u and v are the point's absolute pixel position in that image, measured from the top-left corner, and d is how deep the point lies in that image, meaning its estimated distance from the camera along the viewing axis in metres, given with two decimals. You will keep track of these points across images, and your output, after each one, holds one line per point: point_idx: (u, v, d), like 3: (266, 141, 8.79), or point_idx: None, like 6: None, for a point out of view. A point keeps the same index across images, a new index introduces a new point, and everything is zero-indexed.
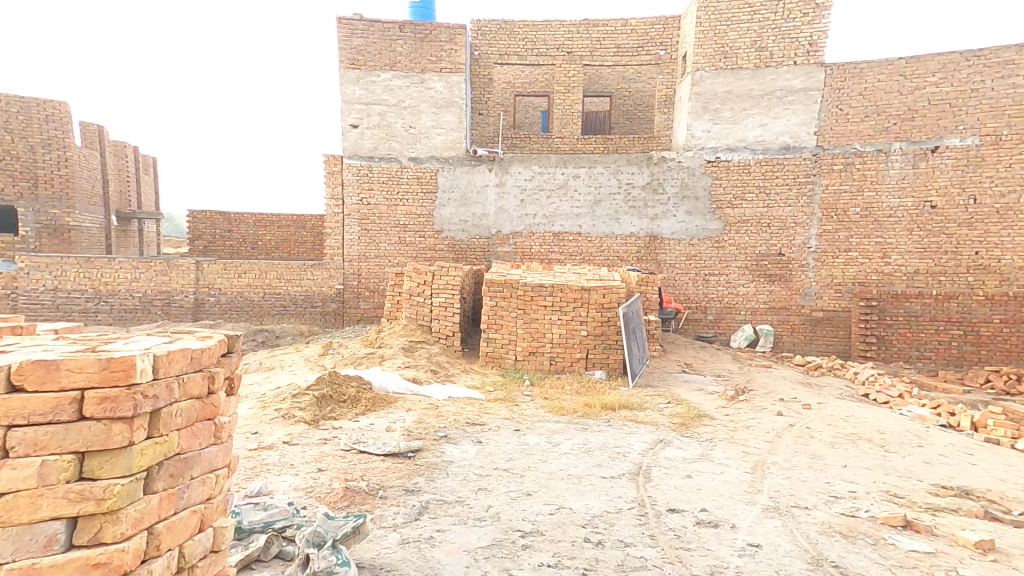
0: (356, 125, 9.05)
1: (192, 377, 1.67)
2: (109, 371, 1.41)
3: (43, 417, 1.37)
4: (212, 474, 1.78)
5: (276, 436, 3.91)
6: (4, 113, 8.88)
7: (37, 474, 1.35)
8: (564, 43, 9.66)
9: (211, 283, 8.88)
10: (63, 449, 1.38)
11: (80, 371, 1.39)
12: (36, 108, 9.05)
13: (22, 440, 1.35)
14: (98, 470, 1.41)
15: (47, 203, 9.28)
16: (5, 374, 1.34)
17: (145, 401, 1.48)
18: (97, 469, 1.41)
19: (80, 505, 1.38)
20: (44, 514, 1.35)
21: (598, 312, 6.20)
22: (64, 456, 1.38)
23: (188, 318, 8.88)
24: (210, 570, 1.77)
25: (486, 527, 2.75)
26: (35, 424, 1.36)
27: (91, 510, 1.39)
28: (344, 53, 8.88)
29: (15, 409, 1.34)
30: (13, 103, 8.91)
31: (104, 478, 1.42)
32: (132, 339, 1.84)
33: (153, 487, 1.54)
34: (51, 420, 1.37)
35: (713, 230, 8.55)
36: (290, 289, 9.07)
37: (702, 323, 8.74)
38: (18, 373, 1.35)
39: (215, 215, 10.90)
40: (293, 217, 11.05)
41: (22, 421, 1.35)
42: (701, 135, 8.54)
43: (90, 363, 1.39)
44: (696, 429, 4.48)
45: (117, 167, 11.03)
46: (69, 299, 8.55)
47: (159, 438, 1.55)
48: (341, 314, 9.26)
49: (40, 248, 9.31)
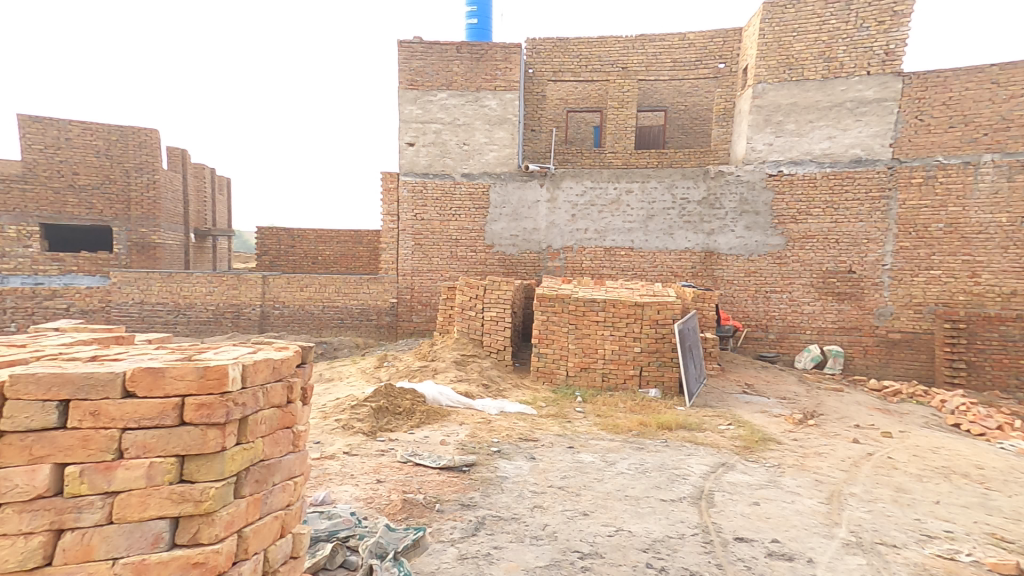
0: (413, 143, 9.34)
1: (275, 387, 1.76)
2: (206, 378, 1.50)
3: (148, 422, 1.46)
4: (292, 481, 1.86)
5: (336, 446, 4.03)
6: (105, 141, 9.71)
7: (145, 475, 1.45)
8: (620, 58, 9.64)
9: (276, 296, 9.30)
10: (167, 452, 1.47)
11: (181, 378, 1.48)
12: (132, 135, 9.84)
13: (134, 442, 1.45)
14: (195, 472, 1.50)
15: (137, 223, 10.03)
16: (120, 381, 1.45)
17: (236, 408, 1.57)
18: (194, 472, 1.50)
19: (181, 506, 1.47)
20: (152, 513, 1.46)
21: (653, 328, 6.08)
22: (168, 458, 1.47)
23: (254, 330, 9.32)
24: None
25: (543, 546, 2.72)
26: (145, 428, 1.46)
27: (190, 511, 1.48)
28: (403, 74, 9.22)
29: (126, 413, 1.45)
30: (112, 132, 9.73)
31: (201, 481, 1.50)
32: (222, 349, 1.97)
33: (241, 491, 1.62)
34: (157, 425, 1.47)
35: (775, 245, 8.25)
36: (347, 302, 9.39)
37: (763, 342, 8.41)
38: (131, 380, 1.46)
39: (280, 232, 11.43)
40: (350, 233, 11.48)
41: (131, 425, 1.45)
42: (762, 148, 8.31)
43: (189, 371, 1.48)
44: (762, 454, 4.30)
45: (196, 188, 11.81)
46: (153, 311, 9.19)
47: (248, 444, 1.64)
48: (395, 327, 9.49)
49: (130, 263, 10.06)
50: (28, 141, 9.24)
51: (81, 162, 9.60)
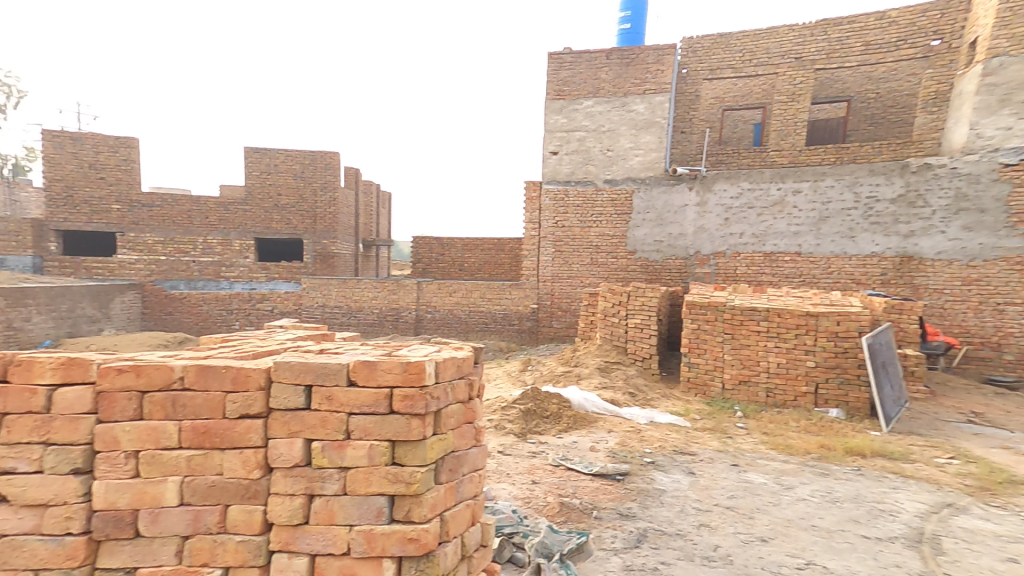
0: (556, 152, 9.46)
1: (460, 383, 1.81)
2: (409, 372, 1.61)
3: (367, 408, 1.63)
4: (478, 472, 1.92)
5: (490, 445, 4.12)
6: (300, 165, 11.19)
7: (368, 454, 1.63)
8: (794, 48, 8.77)
9: (429, 301, 9.93)
10: (382, 437, 1.62)
11: (391, 370, 1.62)
12: (320, 159, 11.23)
13: (358, 425, 1.63)
14: (405, 456, 1.63)
15: (319, 235, 11.39)
16: (345, 371, 1.64)
17: (433, 401, 1.66)
18: (405, 456, 1.63)
19: (395, 485, 1.62)
20: (374, 489, 1.63)
21: (831, 342, 5.36)
22: (383, 442, 1.63)
23: (411, 331, 10.05)
24: (479, 564, 1.91)
25: (719, 569, 2.48)
26: (364, 414, 1.64)
27: (403, 490, 1.62)
28: (551, 86, 9.41)
29: (352, 400, 1.64)
30: (306, 157, 11.16)
31: (410, 464, 1.63)
32: (415, 347, 2.10)
33: (440, 479, 1.72)
34: (373, 411, 1.63)
35: (1010, 249, 6.75)
36: (492, 308, 9.72)
37: (991, 364, 7.00)
38: (353, 371, 1.64)
39: (432, 241, 12.21)
40: (494, 241, 11.93)
41: (356, 410, 1.64)
42: (993, 134, 6.99)
43: (397, 364, 1.61)
44: (1003, 497, 3.52)
45: (365, 204, 13.14)
46: (331, 312, 10.31)
47: (442, 435, 1.73)
48: (536, 332, 9.60)
49: (315, 271, 11.42)
50: (248, 169, 11.03)
51: (284, 183, 11.16)
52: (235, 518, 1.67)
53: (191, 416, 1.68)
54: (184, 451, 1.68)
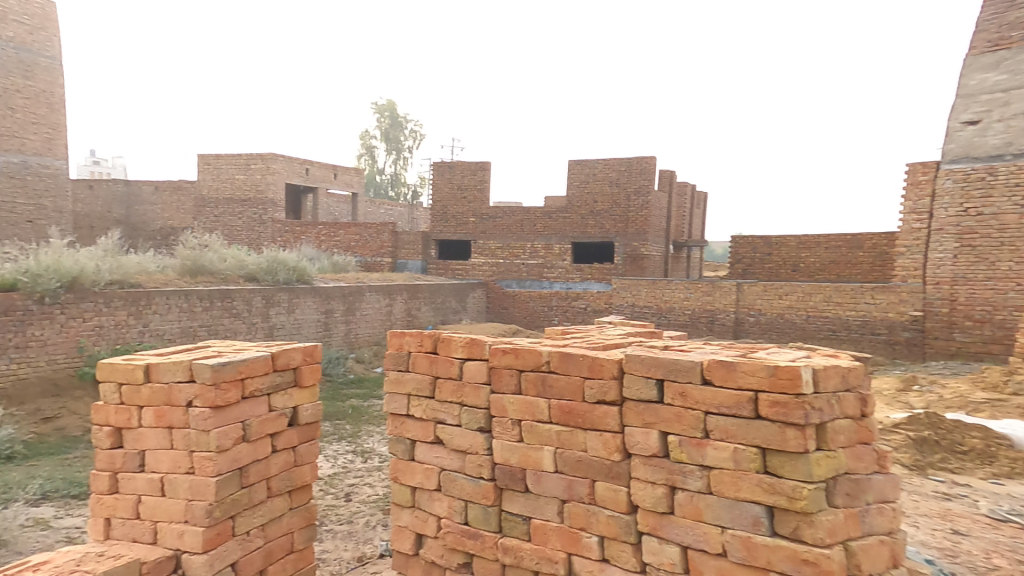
0: (976, 117, 10.41)
1: (843, 395, 2.44)
2: (779, 377, 2.31)
3: (727, 408, 2.48)
4: (882, 505, 2.52)
5: None
6: (617, 172, 14.96)
7: (733, 457, 2.45)
8: None
9: (752, 304, 12.27)
10: (749, 439, 2.41)
11: (753, 373, 2.39)
12: (638, 165, 14.63)
13: (721, 427, 2.49)
14: (782, 467, 2.34)
15: (629, 236, 14.88)
16: (704, 370, 2.54)
17: (811, 411, 2.28)
18: (781, 467, 2.34)
19: (776, 497, 2.34)
20: (754, 501, 2.40)
21: None
22: (751, 447, 2.40)
23: (729, 331, 12.60)
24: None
25: None
26: (728, 416, 2.48)
27: (787, 503, 2.31)
28: (988, 35, 10.40)
29: (713, 398, 2.51)
30: (624, 166, 14.89)
31: (790, 477, 2.31)
32: (775, 351, 2.78)
33: (830, 498, 2.36)
34: (737, 413, 2.45)
35: None
36: (845, 313, 11.31)
37: None
38: (711, 371, 2.52)
39: (755, 240, 14.17)
40: (846, 238, 12.99)
41: (716, 409, 2.51)
42: None
43: (762, 369, 2.36)
44: None
45: (680, 203, 16.50)
46: (643, 308, 13.75)
47: (826, 449, 2.36)
48: (919, 345, 10.64)
49: (631, 269, 15.07)
50: (573, 177, 15.57)
51: (603, 189, 15.12)
52: (607, 496, 2.87)
53: (557, 394, 3.09)
54: (555, 424, 3.10)
